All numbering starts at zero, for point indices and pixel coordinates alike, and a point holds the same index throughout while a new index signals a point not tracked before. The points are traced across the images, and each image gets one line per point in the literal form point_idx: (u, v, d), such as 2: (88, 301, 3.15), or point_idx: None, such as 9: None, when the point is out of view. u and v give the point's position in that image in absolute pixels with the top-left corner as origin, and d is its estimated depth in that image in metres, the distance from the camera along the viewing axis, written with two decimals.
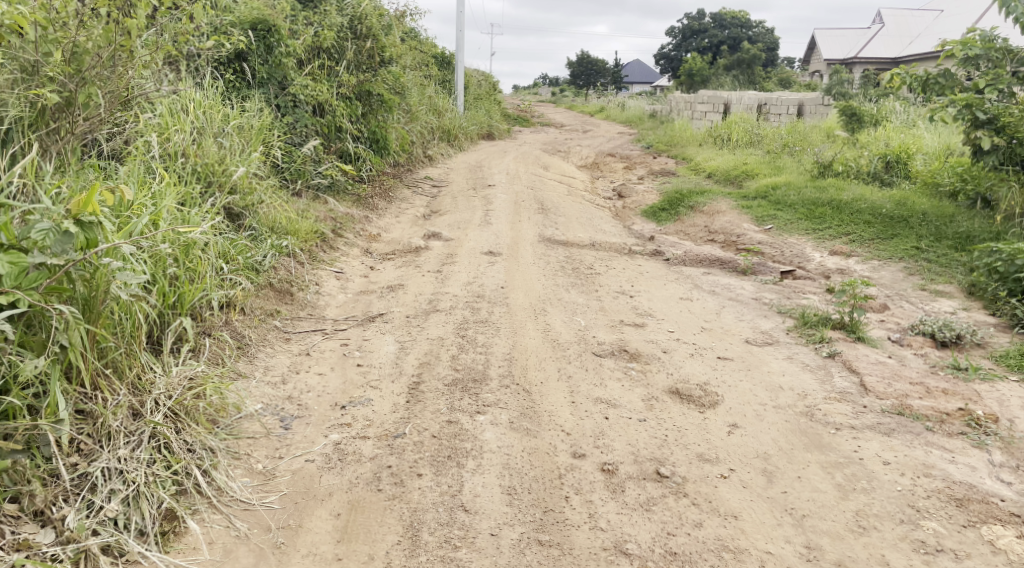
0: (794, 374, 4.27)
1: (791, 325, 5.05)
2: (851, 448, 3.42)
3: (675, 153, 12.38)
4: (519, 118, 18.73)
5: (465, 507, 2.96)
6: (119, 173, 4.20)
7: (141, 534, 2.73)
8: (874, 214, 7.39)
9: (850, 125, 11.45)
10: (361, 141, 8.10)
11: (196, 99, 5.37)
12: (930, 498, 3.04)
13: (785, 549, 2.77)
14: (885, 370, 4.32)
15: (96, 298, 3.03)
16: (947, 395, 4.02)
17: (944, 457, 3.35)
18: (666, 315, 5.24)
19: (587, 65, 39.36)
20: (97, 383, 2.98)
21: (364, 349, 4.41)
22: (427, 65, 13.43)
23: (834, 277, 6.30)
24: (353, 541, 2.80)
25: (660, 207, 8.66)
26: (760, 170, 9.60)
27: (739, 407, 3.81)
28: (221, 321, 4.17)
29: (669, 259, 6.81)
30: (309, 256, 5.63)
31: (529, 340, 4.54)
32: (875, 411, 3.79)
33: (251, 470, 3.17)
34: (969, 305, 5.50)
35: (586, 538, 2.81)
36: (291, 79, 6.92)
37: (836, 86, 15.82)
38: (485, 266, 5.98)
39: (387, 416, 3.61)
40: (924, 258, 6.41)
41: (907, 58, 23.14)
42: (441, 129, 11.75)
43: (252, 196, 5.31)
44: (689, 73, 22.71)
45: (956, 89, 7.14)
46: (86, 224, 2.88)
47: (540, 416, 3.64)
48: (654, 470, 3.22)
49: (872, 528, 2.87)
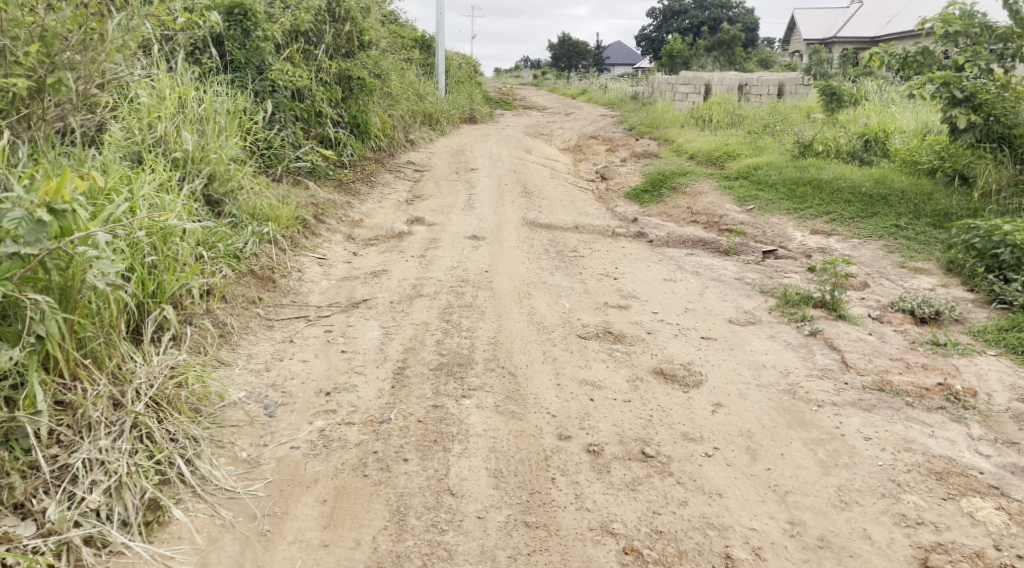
0: (777, 352, 4.30)
1: (773, 304, 5.09)
2: (833, 425, 3.45)
3: (657, 135, 12.36)
4: (501, 101, 18.64)
5: (452, 491, 2.96)
6: (94, 160, 4.14)
7: (125, 525, 2.70)
8: (854, 193, 7.44)
9: (830, 106, 11.23)
10: (342, 126, 8.03)
11: (171, 84, 5.30)
12: (910, 472, 3.08)
13: (768, 525, 2.80)
14: (865, 347, 4.36)
15: (73, 288, 2.99)
16: (927, 370, 4.08)
17: (924, 432, 3.40)
18: (650, 296, 5.25)
19: (569, 48, 39.20)
20: (76, 373, 2.95)
21: (348, 335, 4.39)
22: (407, 48, 13.32)
23: (815, 256, 6.35)
24: (340, 527, 2.79)
25: (643, 189, 8.67)
26: (741, 151, 9.63)
27: (722, 387, 3.84)
28: (202, 310, 4.13)
29: (653, 240, 6.82)
30: (291, 243, 5.59)
31: (514, 323, 4.54)
32: (856, 387, 3.84)
33: (235, 459, 3.16)
34: (947, 282, 5.57)
35: (573, 518, 2.82)
36: (268, 63, 6.82)
37: (817, 65, 15.85)
38: (469, 250, 5.96)
39: (372, 402, 3.60)
40: (903, 236, 6.47)
41: (885, 38, 23.29)
42: (422, 113, 11.67)
43: (232, 182, 5.25)
44: (670, 55, 22.66)
45: (934, 66, 7.18)
46: (59, 212, 2.81)
47: (526, 399, 3.65)
48: (639, 450, 3.24)
49: (854, 503, 2.91)
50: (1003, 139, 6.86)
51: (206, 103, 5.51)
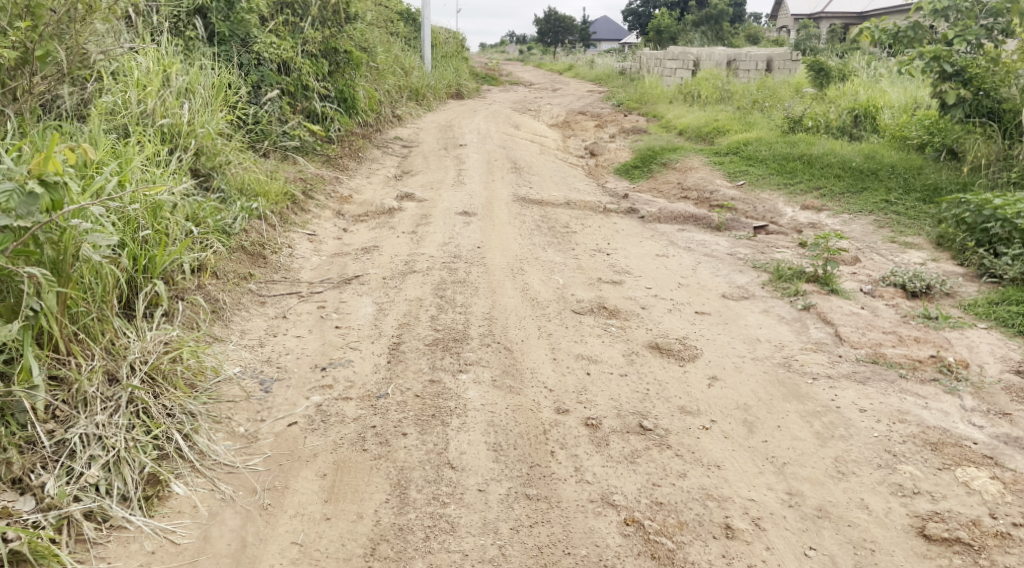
0: (771, 326, 4.32)
1: (766, 280, 5.10)
2: (828, 397, 3.48)
3: (645, 111, 12.28)
4: (487, 77, 18.42)
5: (452, 464, 2.96)
6: (82, 134, 4.07)
7: (124, 500, 2.69)
8: (843, 167, 7.47)
9: (818, 81, 11.32)
10: (330, 100, 7.91)
11: (156, 56, 5.22)
12: (905, 443, 3.11)
13: (767, 496, 2.82)
14: (859, 320, 4.39)
15: (65, 261, 2.96)
16: (919, 342, 4.12)
17: (918, 404, 3.43)
18: (643, 272, 5.25)
19: (555, 22, 38.82)
20: (71, 347, 2.92)
21: (341, 311, 4.37)
22: (393, 22, 13.10)
23: (806, 231, 6.38)
24: (341, 501, 2.79)
25: (633, 165, 8.66)
26: (731, 126, 9.60)
27: (717, 360, 3.86)
28: (194, 285, 4.08)
29: (644, 216, 6.81)
30: (281, 218, 5.53)
31: (508, 298, 4.54)
32: (850, 360, 3.87)
33: (232, 434, 3.14)
34: (937, 256, 5.61)
35: (573, 491, 2.84)
36: (254, 36, 6.72)
37: (804, 42, 15.91)
38: (460, 227, 5.93)
39: (369, 377, 3.60)
40: (893, 211, 6.50)
41: (874, 13, 23.29)
42: (409, 88, 11.54)
43: (219, 157, 5.18)
44: (658, 30, 22.43)
45: (925, 41, 7.23)
46: (51, 185, 2.79)
47: (523, 373, 3.65)
48: (637, 423, 3.25)
49: (851, 474, 2.93)
50: (993, 113, 6.93)
51: (191, 75, 5.43)
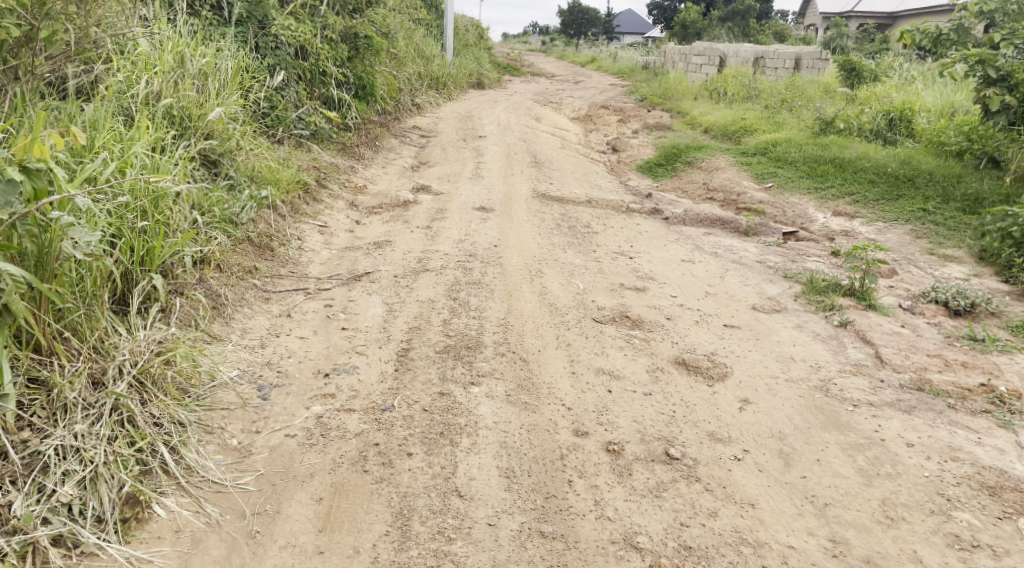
0: (806, 344, 4.03)
1: (798, 291, 4.81)
2: (871, 428, 3.19)
3: (669, 106, 11.96)
4: (509, 67, 18.07)
5: (459, 492, 2.72)
6: (84, 115, 3.85)
7: (99, 522, 2.46)
8: (878, 173, 7.14)
9: (849, 81, 11.14)
10: (348, 87, 7.65)
11: (170, 36, 4.99)
12: (960, 486, 2.82)
13: (808, 543, 2.55)
14: (900, 341, 4.09)
15: (50, 255, 2.74)
16: (967, 368, 3.81)
17: (970, 439, 3.14)
18: (668, 278, 4.97)
19: (579, 14, 38.31)
20: (54, 347, 2.72)
21: (349, 311, 4.12)
22: (415, 8, 12.80)
23: (839, 239, 6.06)
24: (336, 531, 2.55)
25: (656, 162, 8.37)
26: (759, 126, 9.27)
27: (749, 381, 3.58)
28: (194, 279, 3.84)
29: (669, 217, 6.51)
30: (291, 208, 5.29)
31: (525, 303, 4.27)
32: (894, 386, 3.57)
33: (224, 446, 2.91)
34: (980, 272, 5.29)
35: (593, 529, 2.58)
36: (271, 18, 6.50)
37: (837, 40, 15.53)
38: (476, 223, 5.66)
39: (374, 387, 3.34)
40: (931, 220, 6.17)
41: (906, 12, 22.73)
42: (429, 77, 11.25)
43: (230, 142, 4.93)
44: (683, 25, 22.00)
45: (969, 44, 6.88)
46: (34, 172, 2.56)
47: (539, 389, 3.39)
48: (663, 451, 2.98)
49: (901, 520, 2.65)
50: None
51: (205, 55, 5.21)
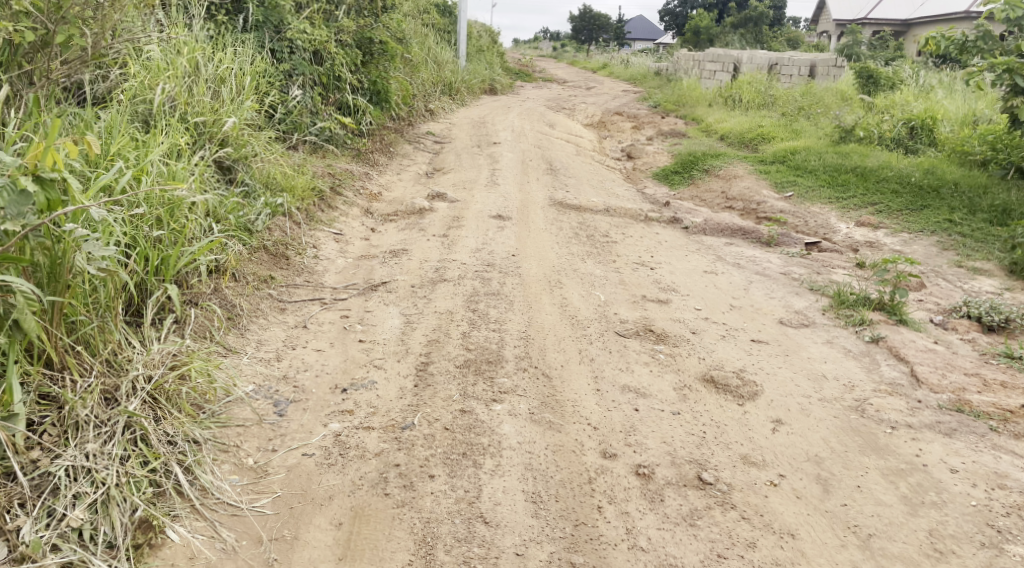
0: (837, 361, 3.90)
1: (826, 305, 4.67)
2: (912, 452, 3.06)
3: (683, 113, 11.84)
4: (520, 72, 17.96)
5: (484, 518, 2.60)
6: (99, 121, 3.77)
7: (111, 548, 2.35)
8: (901, 182, 6.99)
9: (865, 88, 10.93)
10: (362, 92, 7.56)
11: (186, 40, 4.93)
12: (1010, 516, 2.69)
13: None
14: (935, 358, 3.95)
15: (63, 267, 2.65)
16: (1007, 388, 3.67)
17: (1016, 465, 3.00)
18: (691, 290, 4.85)
19: (590, 19, 38.22)
20: (66, 361, 2.63)
21: (366, 322, 4.02)
22: (428, 12, 12.71)
23: (863, 250, 5.92)
24: (357, 560, 2.44)
25: (673, 170, 8.24)
26: (777, 133, 9.13)
27: (781, 399, 3.44)
28: (209, 289, 3.75)
29: (688, 226, 6.38)
30: (307, 216, 5.20)
31: (546, 316, 4.15)
32: (932, 407, 3.44)
33: (240, 466, 2.80)
34: (1011, 286, 5.15)
35: (625, 560, 2.46)
36: (287, 23, 6.44)
37: (852, 46, 15.38)
38: (493, 232, 5.55)
39: (393, 403, 3.23)
40: (957, 231, 6.03)
41: (920, 19, 22.55)
42: (443, 82, 11.15)
43: (245, 148, 4.85)
44: (695, 31, 21.84)
45: (996, 51, 6.71)
46: (47, 182, 2.46)
47: (563, 407, 3.27)
48: (695, 475, 2.86)
49: (950, 553, 2.53)
50: None
51: (221, 60, 5.14)
